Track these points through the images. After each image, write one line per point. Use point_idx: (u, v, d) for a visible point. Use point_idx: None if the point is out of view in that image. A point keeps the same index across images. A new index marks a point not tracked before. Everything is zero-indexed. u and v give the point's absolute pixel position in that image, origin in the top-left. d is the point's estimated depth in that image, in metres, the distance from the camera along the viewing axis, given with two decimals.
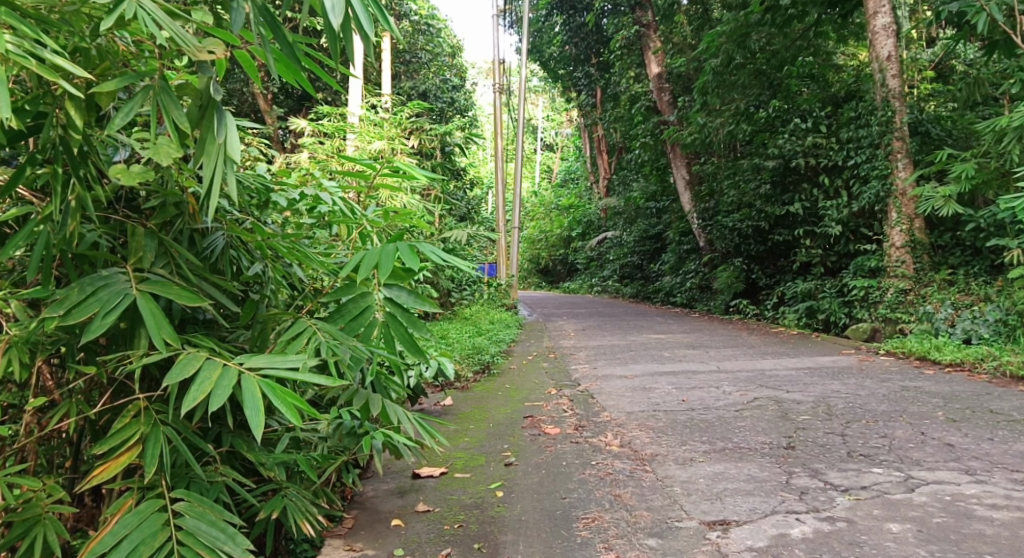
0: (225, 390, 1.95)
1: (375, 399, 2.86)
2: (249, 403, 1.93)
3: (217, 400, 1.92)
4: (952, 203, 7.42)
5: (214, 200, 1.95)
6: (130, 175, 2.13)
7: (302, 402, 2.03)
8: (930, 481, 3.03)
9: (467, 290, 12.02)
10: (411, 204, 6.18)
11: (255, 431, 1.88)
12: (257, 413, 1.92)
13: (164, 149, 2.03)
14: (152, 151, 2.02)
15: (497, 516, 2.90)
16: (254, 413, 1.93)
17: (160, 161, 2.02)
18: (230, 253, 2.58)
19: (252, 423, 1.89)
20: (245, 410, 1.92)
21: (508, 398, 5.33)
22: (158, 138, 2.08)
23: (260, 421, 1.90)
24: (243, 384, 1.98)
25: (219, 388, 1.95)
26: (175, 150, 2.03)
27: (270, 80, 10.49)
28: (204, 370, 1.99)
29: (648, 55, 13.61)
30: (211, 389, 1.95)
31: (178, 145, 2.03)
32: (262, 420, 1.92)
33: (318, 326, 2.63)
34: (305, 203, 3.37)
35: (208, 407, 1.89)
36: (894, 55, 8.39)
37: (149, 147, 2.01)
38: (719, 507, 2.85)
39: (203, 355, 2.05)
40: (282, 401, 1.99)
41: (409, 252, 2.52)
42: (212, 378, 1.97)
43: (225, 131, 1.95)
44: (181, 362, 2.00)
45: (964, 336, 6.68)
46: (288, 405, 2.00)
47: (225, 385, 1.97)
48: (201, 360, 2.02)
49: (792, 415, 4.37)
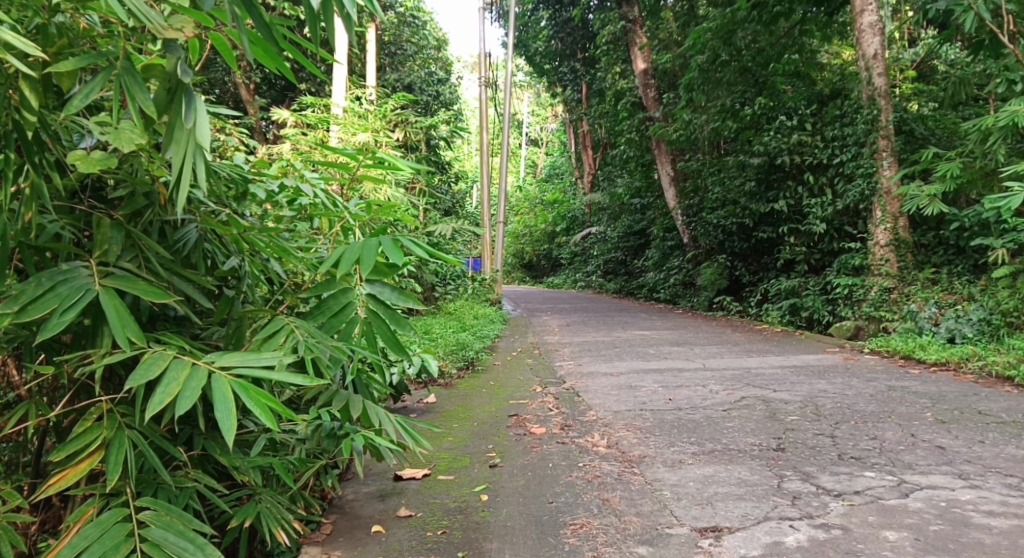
0: (194, 392, 1.82)
1: (354, 400, 2.77)
2: (220, 405, 1.81)
3: (184, 403, 1.80)
4: (937, 202, 7.41)
5: (184, 192, 1.82)
6: (90, 161, 2.00)
7: (278, 403, 1.91)
8: (924, 486, 2.97)
9: (450, 285, 11.88)
10: (394, 197, 6.07)
11: (226, 436, 1.75)
12: (228, 416, 1.79)
13: (126, 136, 1.92)
14: (114, 137, 1.91)
15: (481, 521, 2.80)
16: (225, 415, 1.80)
17: (122, 147, 1.90)
18: (204, 246, 2.46)
19: (223, 428, 1.76)
20: (215, 413, 1.79)
21: (493, 395, 5.23)
22: (122, 124, 1.96)
23: (232, 425, 1.77)
24: (214, 384, 1.85)
25: (186, 390, 1.82)
26: (138, 136, 1.92)
27: (251, 70, 10.30)
28: (170, 371, 1.86)
29: (635, 50, 13.56)
30: (178, 391, 1.82)
31: (142, 130, 1.93)
32: (234, 423, 1.79)
33: (295, 324, 2.50)
34: (285, 195, 3.24)
35: (174, 411, 1.77)
36: (880, 54, 8.36)
37: (110, 132, 1.90)
38: (710, 513, 2.78)
39: (169, 354, 1.92)
40: (255, 402, 1.87)
41: (392, 245, 2.40)
42: (179, 379, 1.84)
43: (195, 116, 1.81)
44: (145, 363, 1.87)
45: (948, 335, 6.67)
46: (263, 407, 1.87)
47: (193, 386, 1.84)
48: (167, 360, 1.89)
49: (781, 415, 4.31)
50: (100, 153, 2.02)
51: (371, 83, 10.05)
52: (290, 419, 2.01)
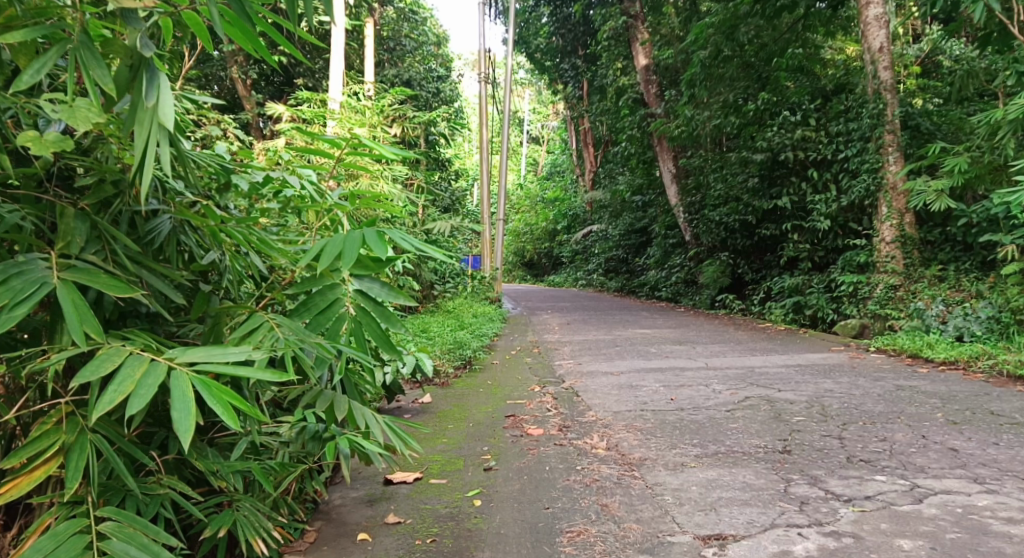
0: (149, 390, 1.68)
1: (340, 401, 2.63)
2: (177, 404, 1.67)
3: (136, 402, 1.65)
4: (944, 198, 7.29)
5: (148, 177, 1.68)
6: (43, 143, 1.88)
7: (242, 401, 1.77)
8: (938, 491, 2.84)
9: (450, 282, 11.74)
10: (391, 192, 5.94)
11: (182, 439, 1.62)
12: (187, 416, 1.66)
13: (82, 114, 1.80)
14: (68, 115, 1.78)
15: (474, 529, 2.67)
16: (183, 415, 1.66)
17: (77, 127, 1.78)
18: (179, 238, 2.33)
19: (179, 430, 1.63)
20: (172, 413, 1.66)
21: (490, 395, 5.09)
22: (77, 101, 1.83)
23: (189, 426, 1.63)
24: (172, 382, 1.72)
25: (140, 389, 1.68)
26: (95, 114, 1.80)
27: (247, 65, 10.18)
28: (125, 367, 1.72)
29: (636, 46, 13.38)
30: (131, 389, 1.68)
31: (99, 108, 1.81)
32: (191, 425, 1.65)
33: (276, 322, 2.37)
34: (270, 187, 3.09)
35: (125, 411, 1.63)
36: (886, 47, 8.21)
37: (63, 110, 1.77)
38: (714, 520, 2.64)
39: (127, 350, 1.78)
40: (217, 400, 1.73)
41: (377, 239, 2.27)
42: (133, 375, 1.70)
43: (156, 94, 1.66)
44: (99, 358, 1.73)
45: (956, 333, 6.53)
46: (225, 405, 1.74)
47: (148, 384, 1.70)
48: (122, 355, 1.75)
49: (786, 416, 4.17)
50: (56, 133, 1.91)
51: (369, 78, 9.92)
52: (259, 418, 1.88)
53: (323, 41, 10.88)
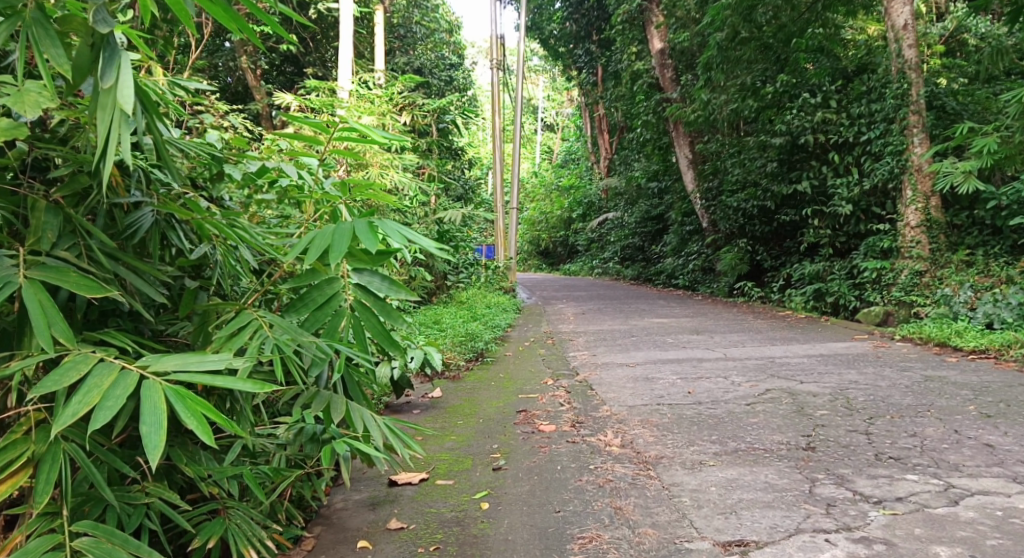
0: (116, 402, 1.59)
1: (338, 401, 2.52)
2: (147, 418, 1.59)
3: (102, 416, 1.56)
4: (973, 179, 7.06)
5: (111, 163, 1.58)
6: None
7: (217, 413, 1.69)
8: (975, 492, 2.65)
9: (464, 273, 11.58)
10: (400, 182, 5.80)
11: (150, 456, 1.55)
12: (156, 431, 1.58)
13: (31, 98, 1.75)
14: (17, 100, 1.73)
15: (480, 535, 2.54)
16: (153, 429, 1.59)
17: (26, 111, 1.73)
18: (161, 231, 2.23)
19: (149, 446, 1.56)
20: (141, 427, 1.58)
21: (501, 389, 4.96)
22: (26, 85, 1.77)
23: (157, 442, 1.56)
24: (142, 393, 1.63)
25: (107, 401, 1.60)
26: (45, 99, 1.75)
27: (257, 54, 10.07)
28: (91, 377, 1.64)
29: (651, 30, 13.07)
30: (97, 401, 1.59)
31: (50, 92, 1.75)
32: (160, 440, 1.58)
33: (265, 319, 2.27)
34: (265, 178, 2.99)
35: (91, 425, 1.54)
36: (911, 24, 7.90)
37: (12, 93, 1.71)
38: (735, 525, 2.49)
39: (94, 357, 1.69)
40: (189, 412, 1.65)
41: (367, 230, 2.14)
42: (101, 386, 1.61)
43: (114, 74, 1.54)
44: (64, 367, 1.65)
45: (985, 321, 6.29)
46: (198, 417, 1.66)
47: (116, 395, 1.61)
48: (89, 364, 1.67)
49: (809, 409, 3.99)
50: (10, 120, 1.82)
51: (379, 66, 9.75)
52: (235, 429, 1.79)
53: (333, 30, 10.77)
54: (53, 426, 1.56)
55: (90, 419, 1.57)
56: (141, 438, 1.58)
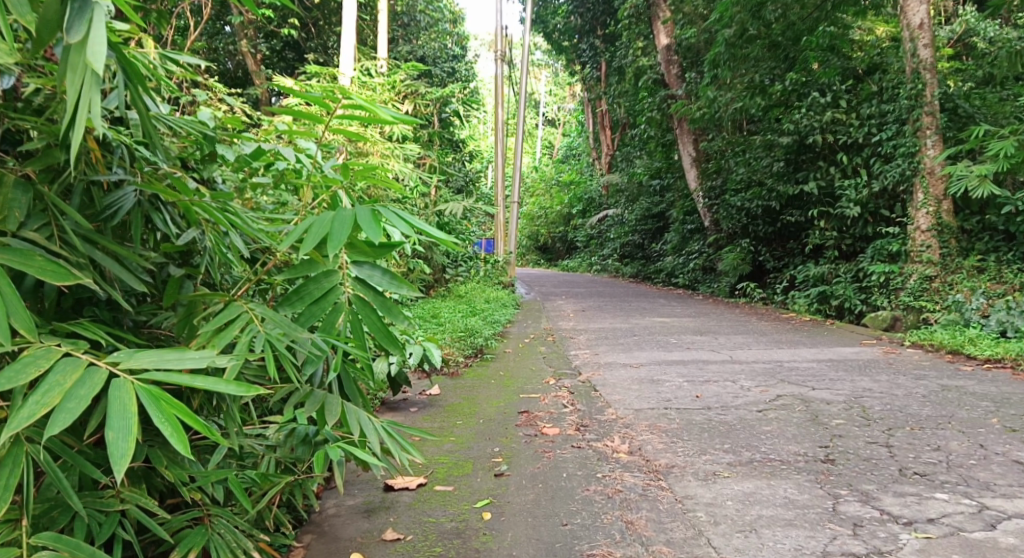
0: (78, 405, 1.40)
1: (333, 402, 2.33)
2: (114, 422, 1.40)
3: (61, 419, 1.37)
4: (988, 184, 6.88)
5: (81, 132, 1.42)
6: None
7: (194, 417, 1.49)
8: (1011, 514, 2.49)
9: (462, 266, 11.34)
10: (402, 172, 5.60)
11: (116, 469, 1.36)
12: (125, 437, 1.40)
13: None
14: None
15: (481, 549, 2.36)
16: (120, 436, 1.40)
17: None
18: (145, 214, 2.05)
19: (115, 456, 1.37)
20: (107, 433, 1.39)
21: (502, 388, 4.77)
22: None
23: (125, 451, 1.37)
24: (110, 394, 1.44)
25: (68, 403, 1.40)
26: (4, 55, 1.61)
27: (256, 38, 9.83)
28: (53, 374, 1.44)
29: (657, 25, 12.77)
30: (57, 403, 1.40)
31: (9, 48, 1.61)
32: (128, 448, 1.39)
33: (255, 312, 2.09)
34: (261, 162, 2.81)
35: (49, 430, 1.35)
36: (927, 23, 7.70)
37: None
38: (756, 544, 2.32)
39: (57, 353, 1.51)
40: (164, 416, 1.46)
41: (369, 217, 1.96)
42: (62, 385, 1.42)
43: (84, 28, 1.39)
44: (21, 361, 1.46)
45: (998, 328, 6.11)
46: (173, 421, 1.46)
47: (80, 396, 1.42)
48: (51, 359, 1.48)
49: (824, 418, 3.82)
50: None
51: (381, 54, 9.52)
52: (215, 435, 1.60)
53: (335, 16, 10.58)
54: (5, 429, 1.37)
55: (48, 423, 1.37)
56: (107, 445, 1.39)
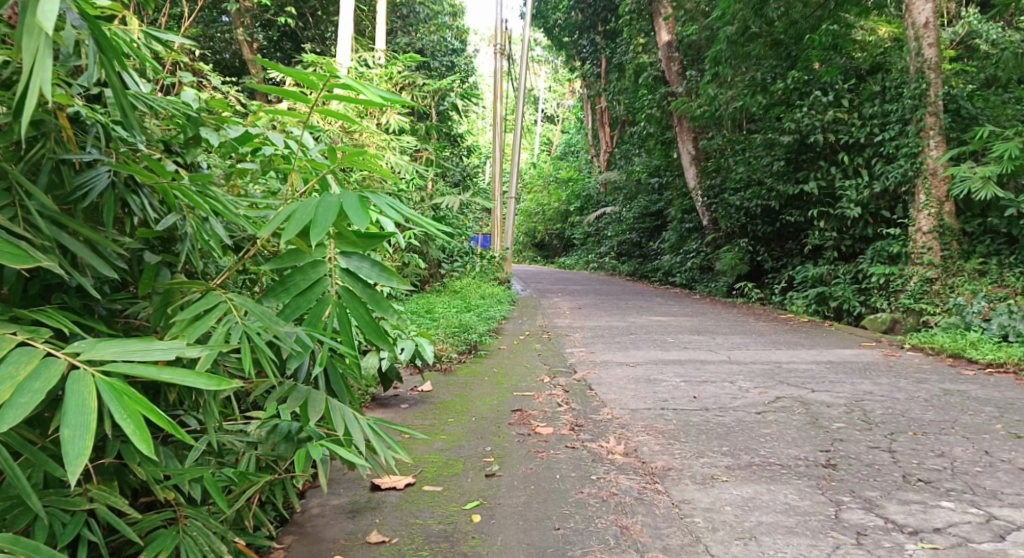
0: (32, 399, 1.29)
1: (316, 397, 2.23)
2: (71, 418, 1.29)
3: (13, 414, 1.26)
4: (991, 186, 6.79)
5: (31, 102, 1.32)
6: None
7: (159, 414, 1.38)
8: (1020, 525, 2.40)
9: (458, 262, 11.23)
10: (397, 164, 5.49)
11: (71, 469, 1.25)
12: (82, 435, 1.29)
13: None
14: None
15: (470, 553, 2.27)
16: (78, 433, 1.29)
17: None
18: (120, 197, 1.95)
19: (71, 455, 1.27)
20: (63, 430, 1.28)
21: (495, 385, 4.67)
22: None
23: (82, 450, 1.27)
24: (68, 387, 1.33)
25: (20, 396, 1.29)
26: None
27: (253, 26, 9.68)
28: (5, 365, 1.33)
29: (659, 21, 12.65)
30: (9, 396, 1.29)
31: None
32: (86, 448, 1.28)
33: (234, 302, 1.98)
34: (247, 147, 2.70)
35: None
36: (932, 22, 7.61)
37: None
38: (756, 552, 2.23)
39: (12, 342, 1.39)
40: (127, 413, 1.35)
41: (356, 205, 1.85)
42: (15, 377, 1.31)
43: None
44: None
45: (1000, 332, 6.03)
46: (137, 418, 1.36)
47: (34, 389, 1.31)
48: (5, 349, 1.37)
49: (824, 421, 3.73)
50: None
51: (379, 45, 9.39)
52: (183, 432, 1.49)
53: (333, 5, 10.44)
54: None
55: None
56: (62, 443, 1.29)
